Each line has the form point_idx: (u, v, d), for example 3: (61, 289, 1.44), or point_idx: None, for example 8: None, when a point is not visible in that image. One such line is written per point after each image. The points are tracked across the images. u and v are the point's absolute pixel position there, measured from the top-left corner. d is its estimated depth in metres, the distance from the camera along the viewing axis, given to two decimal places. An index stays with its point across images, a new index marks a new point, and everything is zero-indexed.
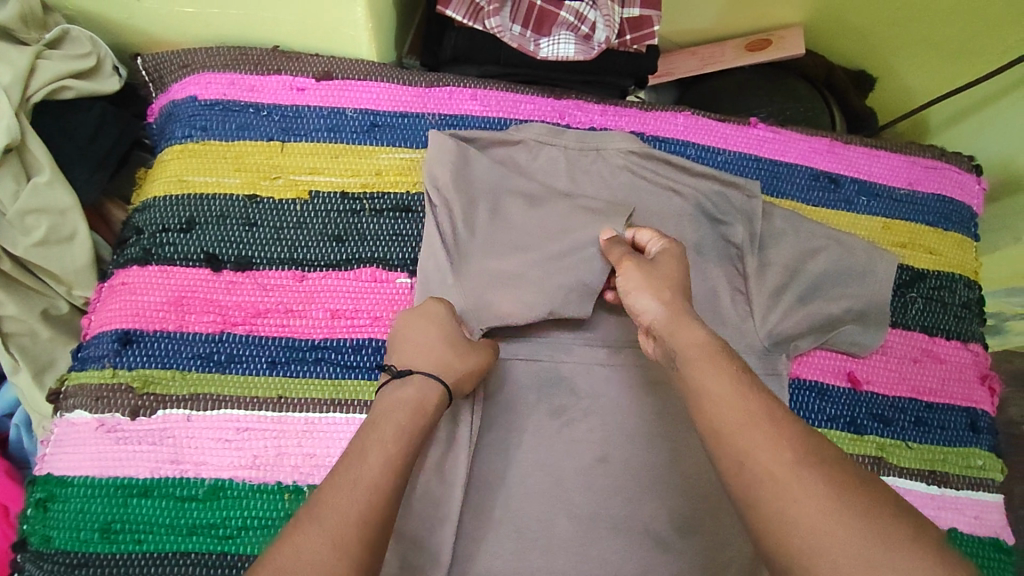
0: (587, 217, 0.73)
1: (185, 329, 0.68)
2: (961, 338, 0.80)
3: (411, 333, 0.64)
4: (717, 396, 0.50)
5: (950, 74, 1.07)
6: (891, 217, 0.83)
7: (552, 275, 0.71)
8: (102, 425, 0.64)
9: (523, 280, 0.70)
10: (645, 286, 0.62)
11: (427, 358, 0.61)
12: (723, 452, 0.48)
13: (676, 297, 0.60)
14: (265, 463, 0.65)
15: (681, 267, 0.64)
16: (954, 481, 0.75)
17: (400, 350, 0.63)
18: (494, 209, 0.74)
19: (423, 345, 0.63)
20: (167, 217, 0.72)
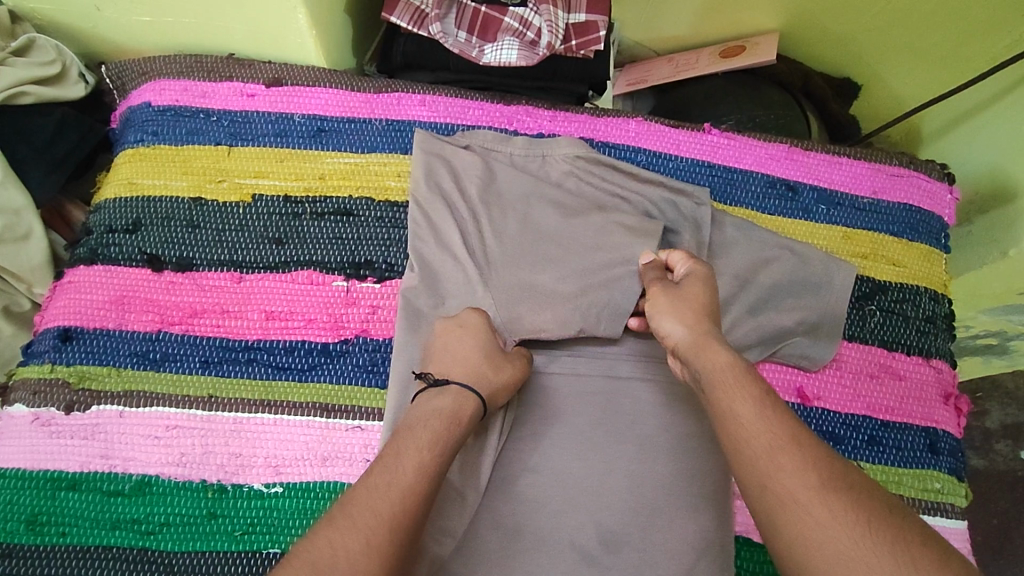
0: (622, 233, 0.74)
1: (124, 326, 0.69)
2: (923, 354, 0.77)
3: (450, 343, 0.64)
4: (745, 420, 0.50)
5: (936, 82, 1.04)
6: (852, 226, 0.81)
7: (584, 290, 0.72)
8: (37, 419, 0.66)
9: (552, 295, 0.72)
10: (680, 310, 0.61)
11: (466, 369, 0.62)
12: (749, 478, 0.48)
13: (700, 320, 0.60)
14: (191, 460, 0.66)
15: (707, 288, 0.64)
16: (909, 505, 0.71)
17: (438, 358, 0.64)
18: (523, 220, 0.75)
19: (461, 355, 0.63)
20: (114, 217, 0.74)
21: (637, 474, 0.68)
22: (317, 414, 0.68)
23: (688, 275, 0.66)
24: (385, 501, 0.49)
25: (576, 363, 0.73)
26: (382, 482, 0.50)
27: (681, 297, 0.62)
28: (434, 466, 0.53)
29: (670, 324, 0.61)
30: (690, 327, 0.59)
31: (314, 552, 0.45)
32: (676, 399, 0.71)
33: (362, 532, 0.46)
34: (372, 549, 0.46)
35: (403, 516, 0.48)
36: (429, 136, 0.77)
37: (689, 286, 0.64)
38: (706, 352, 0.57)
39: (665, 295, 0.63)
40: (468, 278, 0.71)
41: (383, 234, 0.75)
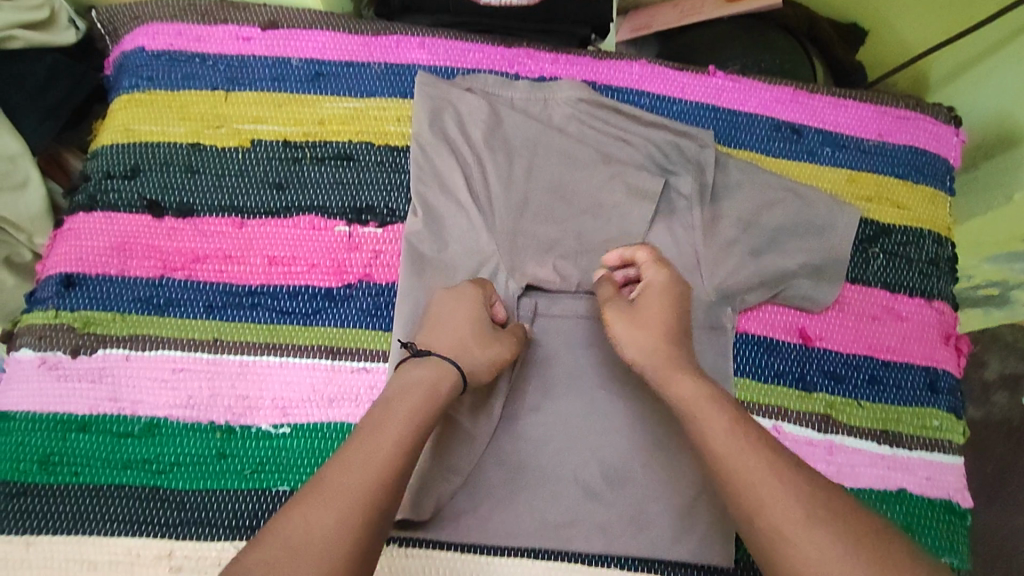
0: (623, 189, 0.74)
1: (126, 273, 0.69)
2: (925, 295, 0.77)
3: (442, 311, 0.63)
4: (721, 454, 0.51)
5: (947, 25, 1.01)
6: (857, 168, 0.80)
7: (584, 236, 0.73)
8: (44, 363, 0.67)
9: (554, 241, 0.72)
10: (641, 336, 0.60)
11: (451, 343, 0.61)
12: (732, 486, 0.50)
13: (655, 347, 0.59)
14: (199, 402, 0.66)
15: (663, 306, 0.62)
16: (907, 442, 0.71)
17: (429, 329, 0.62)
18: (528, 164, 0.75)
19: (449, 328, 0.62)
20: (113, 163, 0.73)
21: (640, 414, 0.68)
22: (322, 357, 0.68)
23: (642, 290, 0.64)
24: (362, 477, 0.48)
25: (579, 305, 0.72)
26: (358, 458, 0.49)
27: (639, 318, 0.61)
28: (414, 441, 0.53)
29: (630, 346, 0.60)
30: (651, 354, 0.59)
31: (287, 530, 0.45)
32: None
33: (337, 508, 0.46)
34: (343, 530, 0.46)
35: (378, 494, 0.48)
36: (433, 79, 0.75)
37: (646, 306, 0.62)
38: (675, 382, 0.57)
39: (620, 317, 0.62)
40: (472, 224, 0.72)
41: (385, 178, 0.74)
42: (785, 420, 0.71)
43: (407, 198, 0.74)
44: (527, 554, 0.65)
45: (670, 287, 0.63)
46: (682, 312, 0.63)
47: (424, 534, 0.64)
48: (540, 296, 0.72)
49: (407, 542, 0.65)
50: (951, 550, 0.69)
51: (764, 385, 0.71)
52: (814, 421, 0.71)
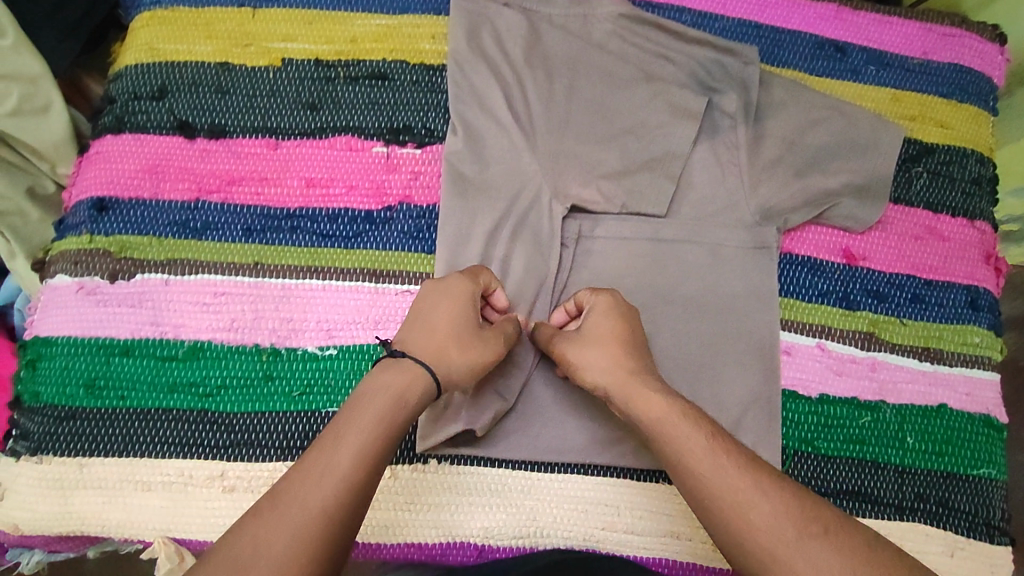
0: (666, 107, 0.73)
1: (160, 196, 0.67)
2: (968, 215, 0.76)
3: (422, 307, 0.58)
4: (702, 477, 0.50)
5: None
6: (901, 87, 0.78)
7: (627, 156, 0.71)
8: (81, 288, 0.65)
9: (596, 162, 0.71)
10: (591, 357, 0.58)
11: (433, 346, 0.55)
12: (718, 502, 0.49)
13: (617, 365, 0.58)
14: (242, 325, 0.65)
15: (616, 326, 0.60)
16: (949, 358, 0.72)
17: (407, 330, 0.57)
18: (568, 83, 0.72)
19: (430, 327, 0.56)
20: (139, 84, 0.70)
21: (685, 334, 0.68)
22: (365, 280, 0.67)
23: (589, 311, 0.61)
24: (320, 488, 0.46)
25: (623, 227, 0.71)
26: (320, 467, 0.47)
27: (586, 340, 0.59)
28: (378, 449, 0.49)
29: (586, 369, 0.58)
30: (608, 374, 0.58)
31: (235, 550, 0.43)
32: (724, 260, 0.71)
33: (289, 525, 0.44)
34: (297, 550, 0.44)
35: (337, 511, 0.46)
36: None
37: (590, 325, 0.60)
38: (639, 402, 0.56)
39: (568, 346, 0.60)
40: (509, 145, 0.70)
41: (421, 98, 0.72)
42: (829, 338, 0.71)
43: (445, 118, 0.72)
44: (576, 470, 0.66)
45: (615, 305, 0.61)
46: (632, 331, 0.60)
47: (474, 451, 0.64)
48: (584, 218, 0.71)
49: (458, 459, 0.65)
50: (989, 463, 0.69)
51: (808, 304, 0.71)
52: (857, 339, 0.71)
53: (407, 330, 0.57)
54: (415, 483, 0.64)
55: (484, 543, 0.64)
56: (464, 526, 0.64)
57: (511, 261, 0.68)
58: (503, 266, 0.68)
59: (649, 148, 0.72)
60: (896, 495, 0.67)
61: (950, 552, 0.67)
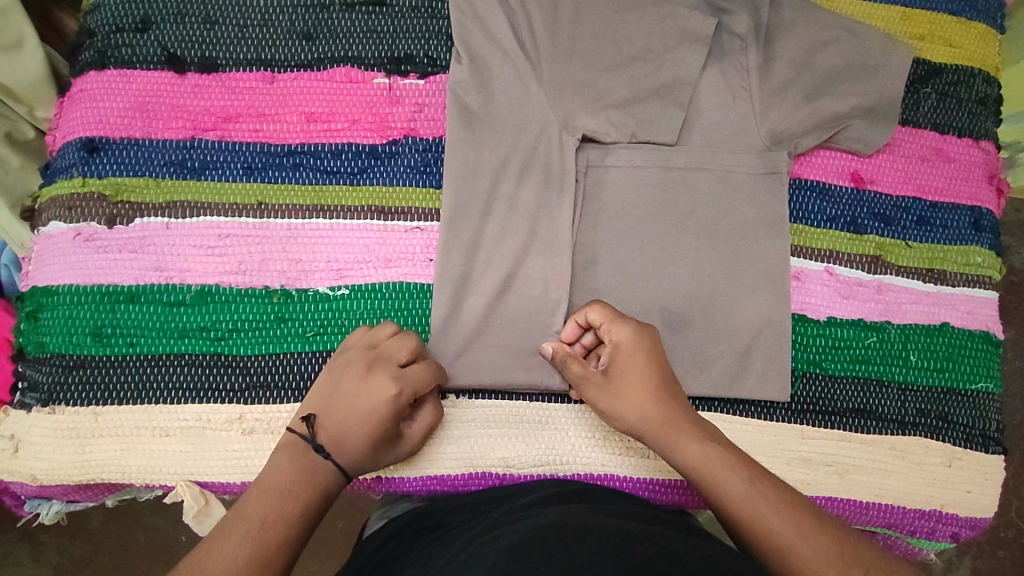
0: (674, 31, 0.71)
1: (153, 136, 0.64)
2: (973, 136, 0.76)
3: (348, 390, 0.57)
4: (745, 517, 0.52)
5: None
6: (910, 5, 0.77)
7: (635, 82, 0.70)
8: (78, 235, 0.62)
9: (604, 92, 0.69)
10: (628, 404, 0.59)
11: (351, 446, 0.56)
12: (755, 529, 0.52)
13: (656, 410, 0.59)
14: (250, 268, 0.63)
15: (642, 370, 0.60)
16: (952, 279, 0.73)
17: (326, 410, 0.57)
18: (575, 7, 0.69)
19: (347, 423, 0.56)
20: (119, 15, 0.65)
21: (696, 264, 0.69)
22: (374, 218, 0.66)
23: (610, 354, 0.61)
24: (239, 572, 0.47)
25: (634, 155, 0.70)
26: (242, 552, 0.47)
27: (608, 385, 0.60)
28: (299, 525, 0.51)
29: (621, 415, 0.60)
30: (642, 421, 0.59)
31: None
32: (734, 187, 0.70)
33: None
34: None
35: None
36: None
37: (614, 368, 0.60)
38: (679, 445, 0.57)
39: (598, 396, 0.60)
40: (512, 77, 0.68)
41: (421, 24, 0.69)
42: (837, 263, 0.71)
43: (447, 46, 0.69)
44: None
45: (637, 338, 0.60)
46: (660, 369, 0.60)
47: (492, 385, 0.64)
48: (593, 149, 0.70)
49: (477, 394, 0.66)
50: (987, 378, 0.71)
51: (817, 229, 0.72)
52: (864, 262, 0.72)
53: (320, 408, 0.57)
54: None
55: (505, 473, 0.65)
56: (484, 457, 0.65)
57: (521, 196, 0.67)
58: (511, 203, 0.67)
59: (658, 75, 0.70)
60: (898, 412, 0.69)
61: (948, 463, 0.69)
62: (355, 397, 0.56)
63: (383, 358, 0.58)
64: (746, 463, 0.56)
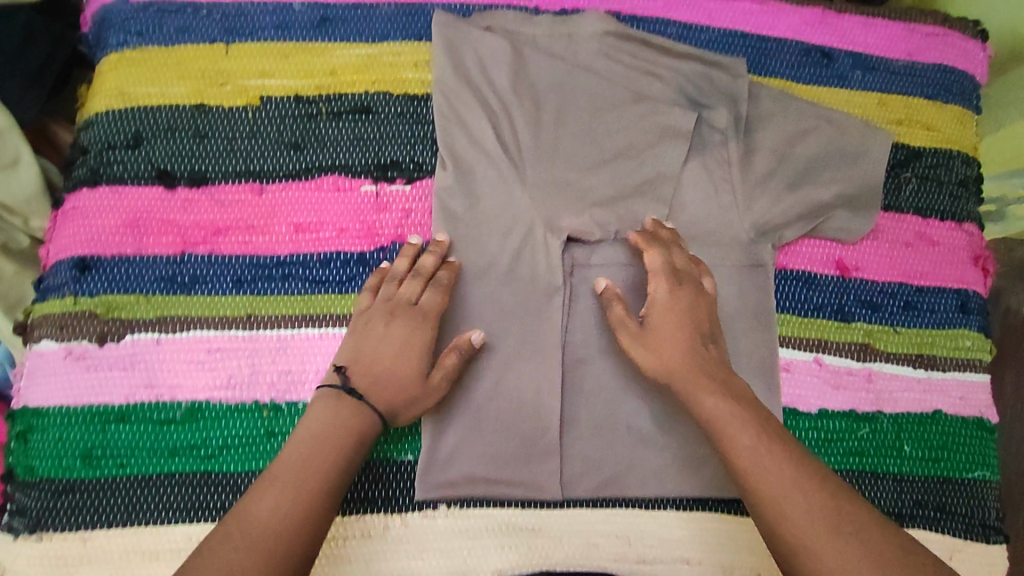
0: (656, 129, 0.72)
1: (144, 251, 0.65)
2: (956, 218, 0.77)
3: (375, 331, 0.62)
4: (750, 468, 0.54)
5: None
6: (887, 91, 0.78)
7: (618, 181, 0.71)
8: (69, 354, 0.62)
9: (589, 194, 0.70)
10: (660, 351, 0.62)
11: (383, 389, 0.60)
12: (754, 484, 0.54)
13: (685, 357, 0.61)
14: (240, 382, 0.64)
15: (673, 322, 0.63)
16: (942, 364, 0.73)
17: (354, 361, 0.60)
18: (557, 107, 0.71)
19: (381, 365, 0.60)
20: (111, 132, 0.66)
21: None
22: None
23: (650, 306, 0.64)
24: (284, 521, 0.51)
25: (619, 251, 0.70)
26: (283, 499, 0.52)
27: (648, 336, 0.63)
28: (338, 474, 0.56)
29: (647, 365, 0.62)
30: (668, 368, 0.61)
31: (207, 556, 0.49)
32: (721, 280, 0.71)
33: (260, 553, 0.49)
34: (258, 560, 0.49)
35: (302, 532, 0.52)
36: (451, 20, 0.71)
37: (651, 321, 0.64)
38: (695, 400, 0.59)
39: (632, 344, 0.63)
40: (497, 179, 0.69)
41: (407, 130, 0.70)
42: (825, 352, 0.72)
43: (433, 151, 0.70)
44: (585, 505, 0.66)
45: (676, 296, 0.64)
46: (696, 321, 0.64)
47: (485, 493, 0.64)
48: (579, 248, 0.70)
49: (468, 502, 0.65)
50: (983, 466, 0.71)
51: (805, 319, 0.72)
52: (853, 350, 0.72)
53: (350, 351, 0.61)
54: (425, 529, 0.64)
55: None
56: (477, 569, 0.64)
57: (509, 298, 0.67)
58: (497, 305, 0.67)
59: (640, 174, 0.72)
60: (896, 503, 0.69)
61: (949, 555, 0.69)
62: (381, 338, 0.61)
63: (400, 304, 0.63)
64: (761, 419, 0.57)
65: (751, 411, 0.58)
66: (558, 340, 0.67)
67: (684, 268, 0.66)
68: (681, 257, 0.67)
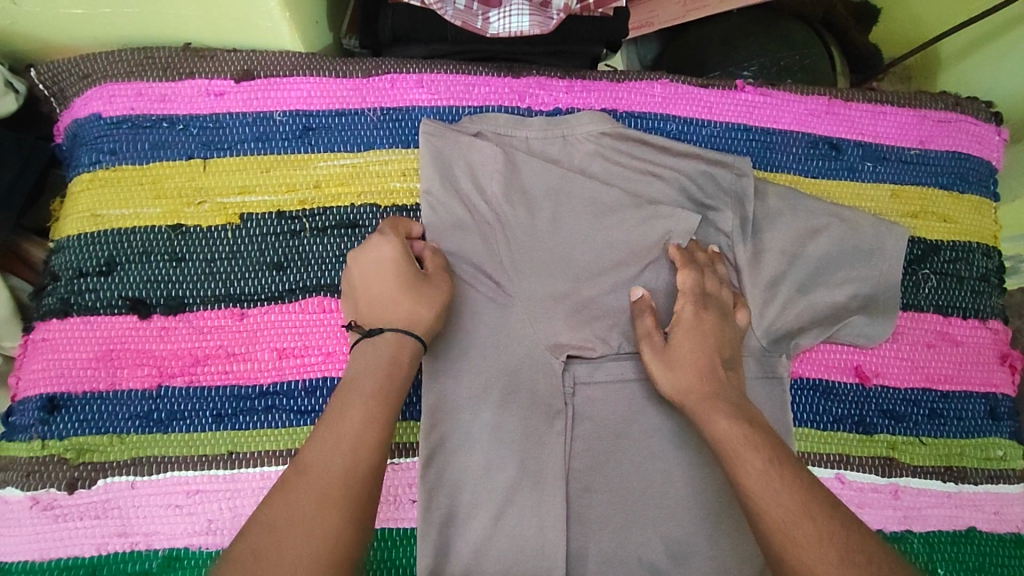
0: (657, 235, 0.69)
1: (117, 387, 0.61)
2: (979, 316, 0.72)
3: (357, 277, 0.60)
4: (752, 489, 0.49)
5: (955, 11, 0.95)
6: (900, 182, 0.74)
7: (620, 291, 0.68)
8: (36, 503, 0.58)
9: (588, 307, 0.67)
10: (680, 374, 0.59)
11: (390, 309, 0.57)
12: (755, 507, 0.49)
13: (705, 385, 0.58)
14: (221, 527, 0.59)
15: (695, 341, 0.61)
16: (974, 476, 0.68)
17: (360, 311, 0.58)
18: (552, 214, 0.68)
19: (374, 292, 0.58)
20: (83, 259, 0.63)
21: (698, 481, 0.64)
22: None
23: (674, 324, 0.63)
24: (339, 460, 0.48)
25: (623, 367, 0.67)
26: (329, 438, 0.49)
27: (673, 359, 0.60)
28: (384, 405, 0.52)
29: (668, 384, 0.60)
30: (685, 392, 0.59)
31: (270, 515, 0.45)
32: None
33: (316, 492, 0.46)
34: (322, 503, 0.45)
35: (356, 469, 0.47)
36: (438, 127, 0.68)
37: (677, 342, 0.61)
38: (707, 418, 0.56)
39: (653, 357, 0.62)
40: (490, 295, 0.65)
41: None
42: (848, 469, 0.67)
43: None
44: None
45: (701, 318, 0.62)
46: (718, 345, 0.61)
47: None
48: (580, 364, 0.67)
49: None
50: None
51: (824, 433, 0.68)
52: (877, 466, 0.67)
53: (355, 309, 0.59)
54: None
55: None
56: None
57: (506, 424, 0.63)
58: (494, 431, 0.63)
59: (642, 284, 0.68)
60: None
61: None
62: (363, 275, 0.59)
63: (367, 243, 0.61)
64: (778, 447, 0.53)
65: (761, 433, 0.54)
66: (561, 470, 0.63)
67: (715, 294, 0.64)
68: (713, 280, 0.65)
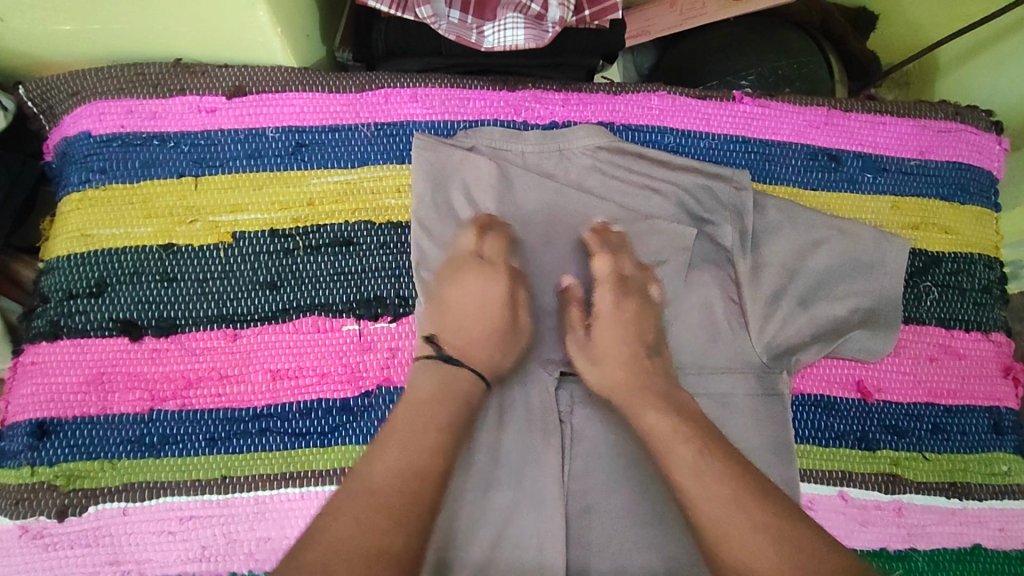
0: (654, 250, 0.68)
1: (109, 411, 0.60)
2: (981, 328, 0.72)
3: (445, 298, 0.62)
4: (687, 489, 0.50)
5: (953, 17, 0.94)
6: (900, 194, 0.74)
7: None
8: (26, 532, 0.57)
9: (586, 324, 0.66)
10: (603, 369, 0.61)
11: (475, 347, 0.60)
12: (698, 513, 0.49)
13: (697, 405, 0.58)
14: (215, 553, 0.58)
15: (615, 332, 0.62)
16: (978, 492, 0.68)
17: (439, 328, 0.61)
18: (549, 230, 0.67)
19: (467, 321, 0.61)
20: (72, 280, 0.62)
21: None
22: None
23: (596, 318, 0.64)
24: (407, 483, 0.49)
25: None
26: (397, 460, 0.50)
27: (597, 352, 0.62)
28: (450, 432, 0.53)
29: (593, 378, 0.62)
30: (607, 382, 0.61)
31: (337, 530, 0.45)
32: (733, 411, 0.66)
33: (387, 513, 0.47)
34: (394, 525, 0.46)
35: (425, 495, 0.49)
36: (431, 142, 0.67)
37: (603, 337, 0.63)
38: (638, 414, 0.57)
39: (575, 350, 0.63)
40: None
41: (391, 262, 0.66)
42: (851, 486, 0.66)
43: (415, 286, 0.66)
44: None
45: (621, 309, 0.64)
46: (642, 334, 0.63)
47: None
48: (578, 382, 0.66)
49: None
50: None
51: (826, 450, 0.67)
52: (880, 482, 0.66)
53: (432, 322, 0.61)
54: None
55: None
56: None
57: (504, 444, 0.63)
58: (491, 452, 0.62)
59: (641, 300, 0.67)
60: None
61: None
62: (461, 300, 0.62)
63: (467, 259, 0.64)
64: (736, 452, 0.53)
65: (705, 428, 0.54)
66: (561, 491, 0.62)
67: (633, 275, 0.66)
68: (625, 266, 0.66)
